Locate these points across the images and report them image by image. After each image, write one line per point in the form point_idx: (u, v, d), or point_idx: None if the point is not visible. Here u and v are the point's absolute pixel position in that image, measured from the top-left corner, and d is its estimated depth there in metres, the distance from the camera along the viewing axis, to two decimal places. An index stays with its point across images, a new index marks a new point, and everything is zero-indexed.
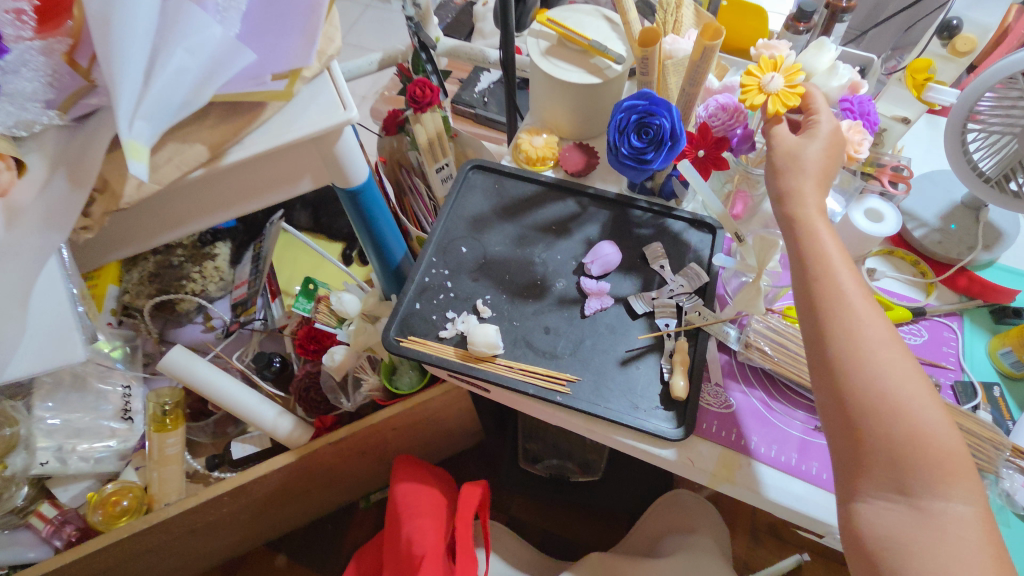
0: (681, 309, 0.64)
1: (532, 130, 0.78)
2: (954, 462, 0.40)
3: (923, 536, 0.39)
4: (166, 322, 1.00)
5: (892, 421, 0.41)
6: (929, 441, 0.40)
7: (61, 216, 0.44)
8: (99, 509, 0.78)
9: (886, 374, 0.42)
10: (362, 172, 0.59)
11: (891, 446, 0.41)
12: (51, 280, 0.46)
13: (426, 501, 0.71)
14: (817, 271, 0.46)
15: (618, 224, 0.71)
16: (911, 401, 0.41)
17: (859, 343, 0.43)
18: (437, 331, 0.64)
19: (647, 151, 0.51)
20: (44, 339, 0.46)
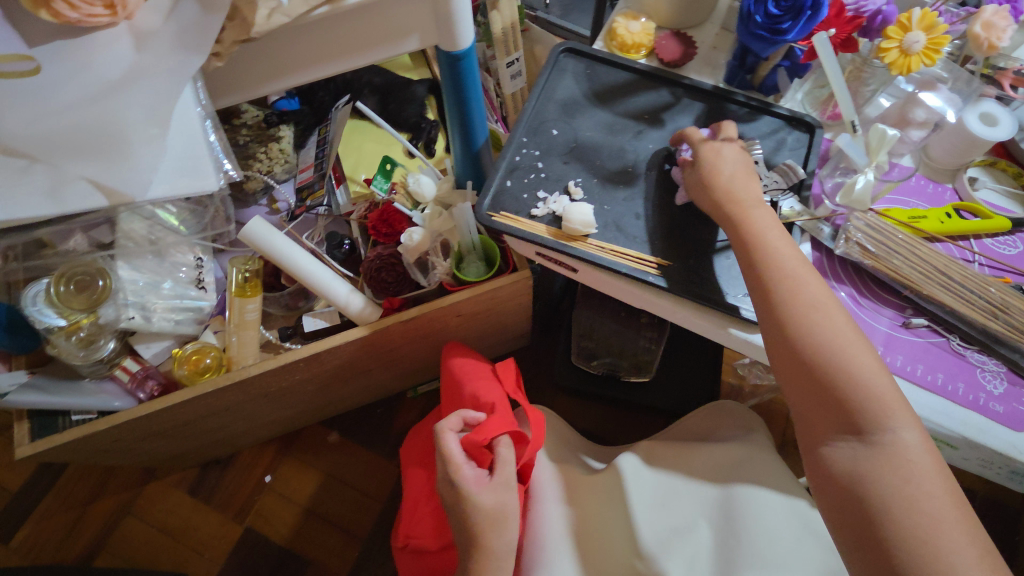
0: (775, 204, 0.63)
1: (628, 15, 0.74)
2: (891, 400, 0.46)
3: (875, 466, 0.45)
4: (232, 200, 1.00)
5: (858, 378, 0.47)
6: (870, 384, 0.47)
7: (196, 38, 0.46)
8: (184, 364, 0.83)
9: (840, 337, 0.49)
10: (469, 35, 0.57)
11: (853, 403, 0.47)
12: (185, 110, 0.51)
13: (483, 368, 0.77)
14: (767, 267, 0.52)
15: (713, 117, 0.69)
16: (851, 351, 0.48)
17: (810, 316, 0.50)
18: (528, 209, 0.64)
19: (783, 19, 0.52)
20: (179, 160, 0.52)
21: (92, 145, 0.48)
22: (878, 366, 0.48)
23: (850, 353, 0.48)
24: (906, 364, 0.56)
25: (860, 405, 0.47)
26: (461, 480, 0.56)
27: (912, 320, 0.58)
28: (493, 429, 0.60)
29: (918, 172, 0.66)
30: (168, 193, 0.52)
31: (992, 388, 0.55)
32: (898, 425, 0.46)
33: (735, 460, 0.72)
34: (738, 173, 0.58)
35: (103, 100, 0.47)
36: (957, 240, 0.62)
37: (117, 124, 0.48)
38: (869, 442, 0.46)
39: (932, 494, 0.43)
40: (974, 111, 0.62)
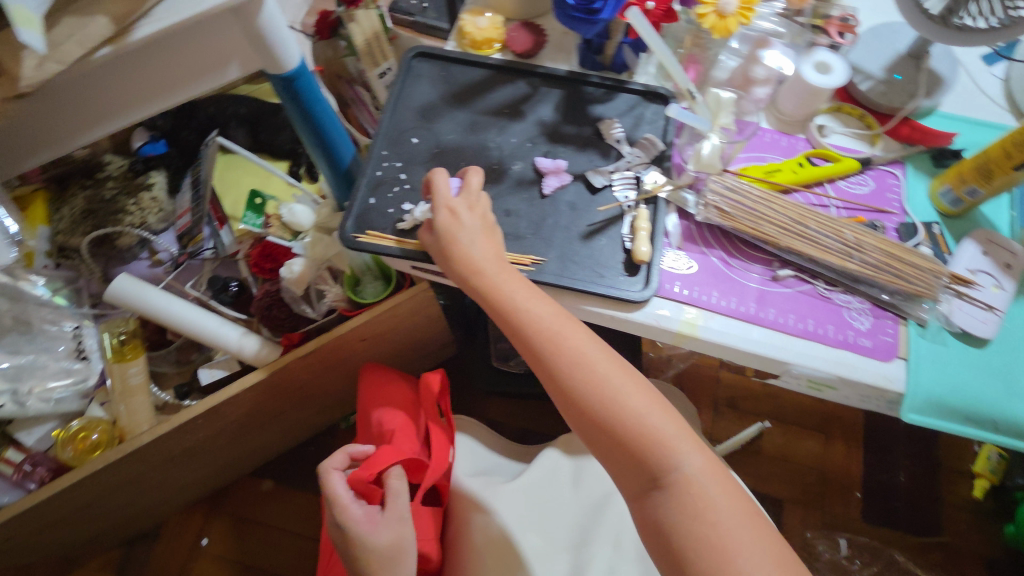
0: (639, 179, 0.64)
1: (475, 11, 0.73)
2: (668, 434, 0.47)
3: (680, 511, 0.45)
4: (109, 260, 0.94)
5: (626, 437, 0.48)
6: (647, 425, 0.48)
7: None
8: (69, 445, 0.77)
9: (621, 393, 0.48)
10: (295, 55, 0.54)
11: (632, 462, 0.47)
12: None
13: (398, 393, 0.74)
14: (527, 328, 0.51)
15: (571, 103, 0.69)
16: (624, 394, 0.49)
17: (577, 373, 0.49)
18: (396, 224, 0.62)
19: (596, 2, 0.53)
20: None
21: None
22: (658, 409, 0.49)
23: (614, 407, 0.48)
24: (779, 316, 0.58)
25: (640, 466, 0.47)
26: (346, 521, 0.55)
27: (779, 273, 0.59)
28: (380, 463, 0.59)
29: (769, 128, 0.68)
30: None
31: (859, 325, 0.57)
32: (683, 461, 0.46)
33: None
34: (475, 239, 0.55)
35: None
36: (813, 187, 0.64)
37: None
38: (669, 492, 0.46)
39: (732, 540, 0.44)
40: (808, 61, 0.63)
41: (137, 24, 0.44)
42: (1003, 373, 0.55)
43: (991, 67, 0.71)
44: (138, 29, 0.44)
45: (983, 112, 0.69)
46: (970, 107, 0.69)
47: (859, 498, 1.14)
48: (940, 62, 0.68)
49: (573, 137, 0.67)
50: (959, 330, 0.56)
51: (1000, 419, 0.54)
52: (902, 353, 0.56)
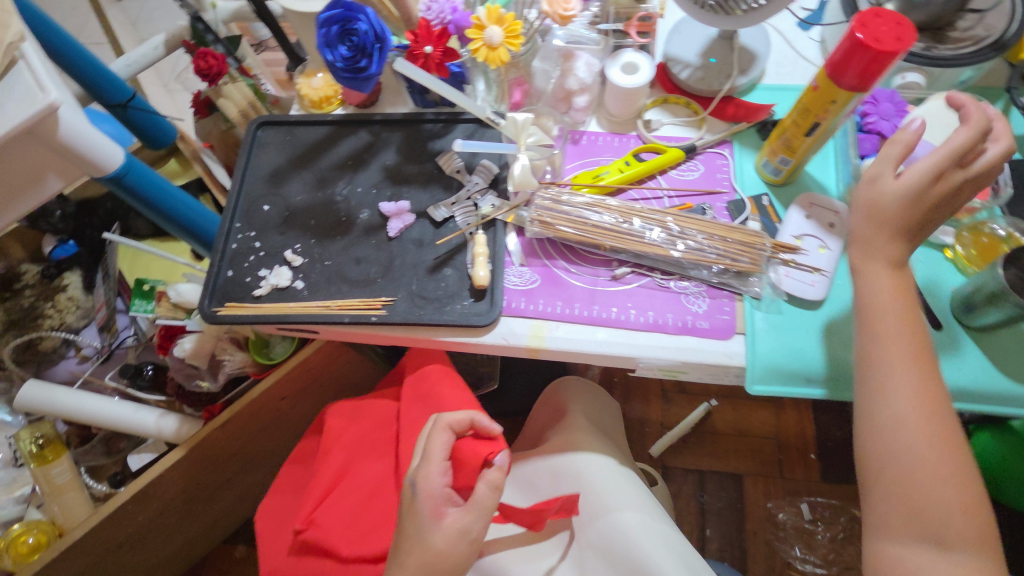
0: (477, 206, 0.66)
1: (309, 73, 0.77)
2: (952, 508, 0.47)
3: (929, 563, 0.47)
4: (39, 365, 0.96)
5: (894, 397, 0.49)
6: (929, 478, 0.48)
7: None
8: (8, 551, 0.79)
9: (906, 451, 0.48)
10: (111, 155, 0.57)
11: (896, 414, 0.49)
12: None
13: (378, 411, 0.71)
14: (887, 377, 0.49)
15: (411, 142, 0.72)
16: (913, 459, 0.48)
17: (888, 429, 0.49)
18: (252, 291, 0.65)
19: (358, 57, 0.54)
20: None
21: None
22: (925, 441, 0.48)
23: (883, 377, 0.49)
24: (619, 314, 0.60)
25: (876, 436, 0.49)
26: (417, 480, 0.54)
27: (616, 272, 0.61)
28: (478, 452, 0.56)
29: (603, 130, 0.70)
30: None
31: (696, 308, 0.59)
32: (954, 541, 0.47)
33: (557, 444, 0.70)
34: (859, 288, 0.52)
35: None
36: (646, 181, 0.66)
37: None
38: (948, 548, 0.46)
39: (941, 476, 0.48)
40: (615, 64, 0.67)
41: None
42: (838, 330, 0.57)
43: (806, 33, 0.74)
44: None
45: (803, 76, 0.71)
46: (789, 75, 0.71)
47: (816, 460, 1.13)
48: (752, 38, 0.70)
49: (416, 175, 0.70)
50: (790, 296, 0.58)
51: (838, 374, 0.55)
52: (739, 328, 0.58)
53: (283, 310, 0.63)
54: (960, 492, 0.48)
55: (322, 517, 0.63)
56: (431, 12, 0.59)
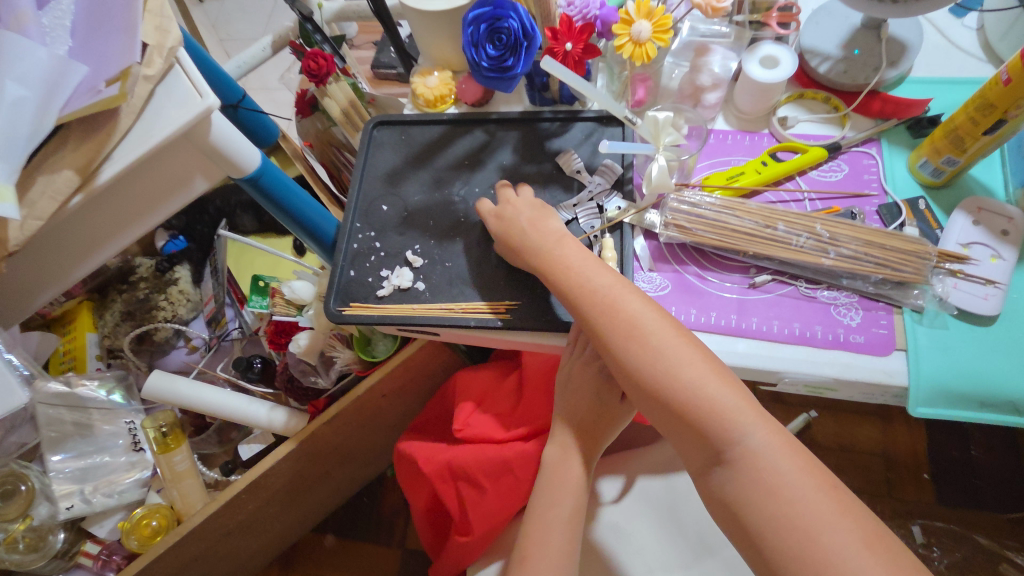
0: (601, 208, 0.64)
1: (424, 72, 0.76)
2: (728, 413, 0.44)
3: (758, 494, 0.42)
4: (152, 355, 1.01)
5: (680, 362, 0.46)
6: (722, 404, 0.44)
7: None
8: (133, 533, 0.84)
9: (697, 382, 0.45)
10: (252, 157, 0.59)
11: (705, 381, 0.45)
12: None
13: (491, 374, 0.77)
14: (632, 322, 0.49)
15: (528, 141, 0.70)
16: (688, 370, 0.46)
17: (646, 347, 0.48)
18: (375, 292, 0.65)
19: (506, 58, 0.55)
20: None
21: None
22: (718, 376, 0.45)
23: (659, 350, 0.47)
24: (762, 325, 0.56)
25: (681, 389, 0.46)
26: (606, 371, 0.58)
27: (756, 279, 0.58)
28: None
29: (732, 128, 0.67)
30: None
31: (849, 321, 0.55)
32: (741, 433, 0.43)
33: (661, 458, 0.70)
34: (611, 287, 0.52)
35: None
36: (783, 183, 0.62)
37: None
38: (729, 467, 0.43)
39: (755, 433, 0.43)
40: (753, 58, 0.63)
41: (101, 169, 0.49)
42: (1017, 350, 0.51)
43: (961, 19, 0.67)
44: (101, 174, 0.48)
45: (960, 67, 0.65)
46: (943, 67, 0.65)
47: (929, 480, 1.05)
48: (902, 27, 0.65)
49: (534, 176, 0.69)
50: (957, 310, 0.53)
51: (1020, 400, 0.50)
52: (901, 344, 0.53)
53: (409, 310, 0.63)
54: (776, 437, 0.43)
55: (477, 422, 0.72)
56: (572, 8, 0.59)
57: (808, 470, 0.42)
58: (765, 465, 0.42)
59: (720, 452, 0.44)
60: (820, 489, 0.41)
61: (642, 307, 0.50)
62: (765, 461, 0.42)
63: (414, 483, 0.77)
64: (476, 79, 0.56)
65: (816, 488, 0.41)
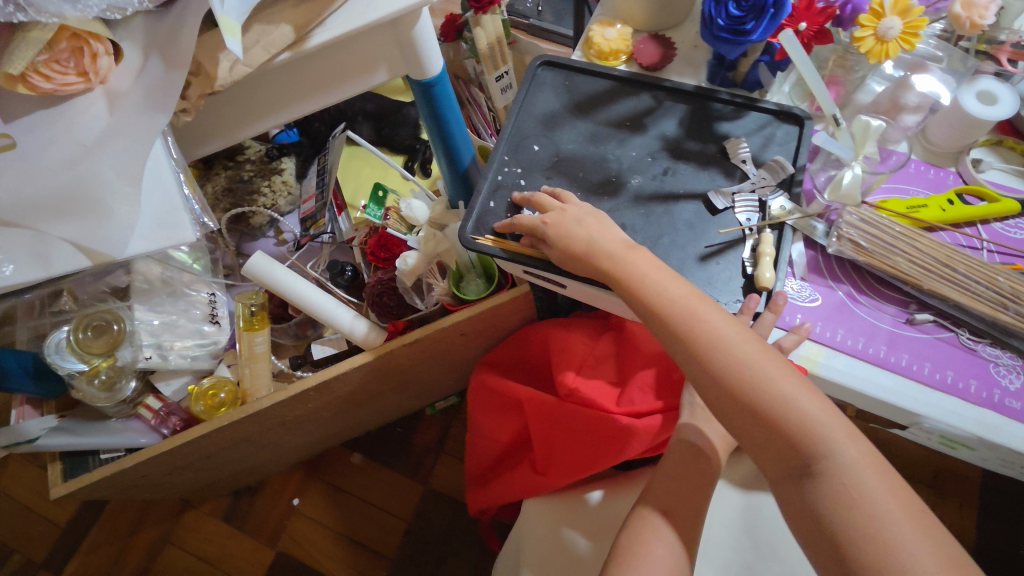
0: (764, 204, 0.61)
1: (604, 21, 0.74)
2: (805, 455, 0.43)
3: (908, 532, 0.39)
4: (242, 236, 1.03)
5: (775, 379, 0.45)
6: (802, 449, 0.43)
7: (160, 96, 0.47)
8: (200, 400, 0.86)
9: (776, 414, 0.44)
10: (436, 63, 0.57)
11: (793, 387, 0.44)
12: (157, 165, 0.53)
13: (584, 345, 0.73)
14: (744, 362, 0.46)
15: (696, 117, 0.68)
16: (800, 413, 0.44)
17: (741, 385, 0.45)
18: (513, 229, 0.64)
19: (746, 20, 0.50)
20: (152, 219, 0.52)
21: (70, 208, 0.49)
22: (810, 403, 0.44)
23: (745, 360, 0.46)
24: (912, 363, 0.54)
25: (772, 397, 0.44)
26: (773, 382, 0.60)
27: (916, 316, 0.55)
28: None
29: (916, 158, 0.63)
30: (149, 247, 0.51)
31: (1006, 384, 0.52)
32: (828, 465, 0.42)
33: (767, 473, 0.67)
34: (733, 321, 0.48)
35: (82, 160, 0.48)
36: (962, 227, 0.59)
37: (92, 186, 0.48)
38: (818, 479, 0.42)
39: (850, 445, 0.42)
40: (970, 90, 0.59)
41: (312, 33, 0.48)
42: None
43: None
44: (311, 37, 0.48)
45: None
46: None
47: None
48: None
49: (696, 154, 0.66)
50: None
51: None
52: None
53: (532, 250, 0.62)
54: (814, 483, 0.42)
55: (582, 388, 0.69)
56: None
57: (901, 484, 0.41)
58: (853, 481, 0.41)
59: (807, 462, 0.43)
60: (921, 519, 0.39)
61: (747, 337, 0.47)
62: (865, 478, 0.41)
63: (497, 413, 0.78)
64: (705, 36, 0.53)
65: (912, 511, 0.39)
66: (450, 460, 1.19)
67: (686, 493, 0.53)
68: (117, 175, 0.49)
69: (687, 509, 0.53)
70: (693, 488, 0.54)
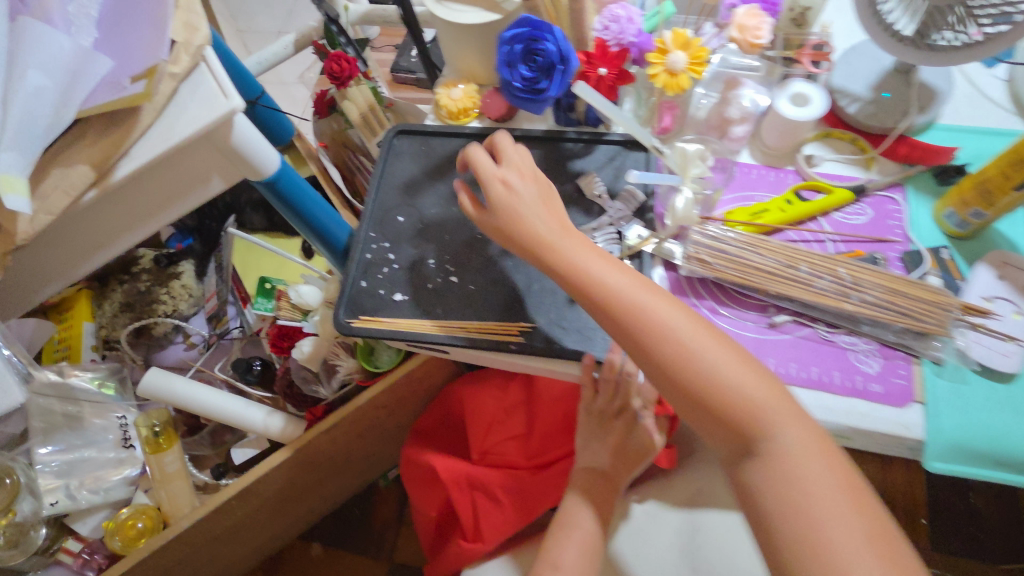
0: (621, 235, 0.63)
1: (449, 83, 0.76)
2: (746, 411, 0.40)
3: (799, 514, 0.37)
4: (149, 347, 1.01)
5: (722, 370, 0.41)
6: (731, 389, 0.41)
7: None
8: (117, 534, 0.82)
9: (724, 371, 0.41)
10: (269, 160, 0.57)
11: (747, 379, 0.41)
12: None
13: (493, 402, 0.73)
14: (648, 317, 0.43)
15: (549, 161, 0.69)
16: (724, 370, 0.41)
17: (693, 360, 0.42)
18: (386, 305, 0.64)
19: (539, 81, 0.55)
20: None
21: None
22: (738, 361, 0.42)
23: (702, 359, 0.42)
24: (781, 366, 0.54)
25: (692, 359, 0.42)
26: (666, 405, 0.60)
27: (776, 319, 0.57)
28: None
29: (757, 163, 0.66)
30: None
31: (868, 369, 0.53)
32: (775, 429, 0.40)
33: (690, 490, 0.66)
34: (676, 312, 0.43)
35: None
36: (807, 223, 0.61)
37: None
38: (761, 460, 0.40)
39: (792, 427, 0.40)
40: (784, 95, 0.62)
41: (117, 165, 0.47)
42: None
43: (990, 70, 0.67)
44: (117, 170, 0.47)
45: (988, 119, 0.65)
46: (970, 116, 0.65)
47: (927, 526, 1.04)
48: (933, 74, 0.64)
49: None
50: (981, 366, 0.53)
51: None
52: (919, 397, 0.52)
53: (493, 327, 0.61)
54: (813, 440, 0.40)
55: (494, 448, 0.72)
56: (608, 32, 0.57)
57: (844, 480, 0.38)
58: (795, 465, 0.39)
59: (750, 436, 0.40)
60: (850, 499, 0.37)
61: (717, 341, 0.42)
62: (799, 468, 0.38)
63: (423, 486, 0.76)
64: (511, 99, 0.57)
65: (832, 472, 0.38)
66: (410, 528, 1.17)
67: (587, 539, 0.56)
68: None
69: (587, 555, 0.56)
70: (596, 531, 0.57)
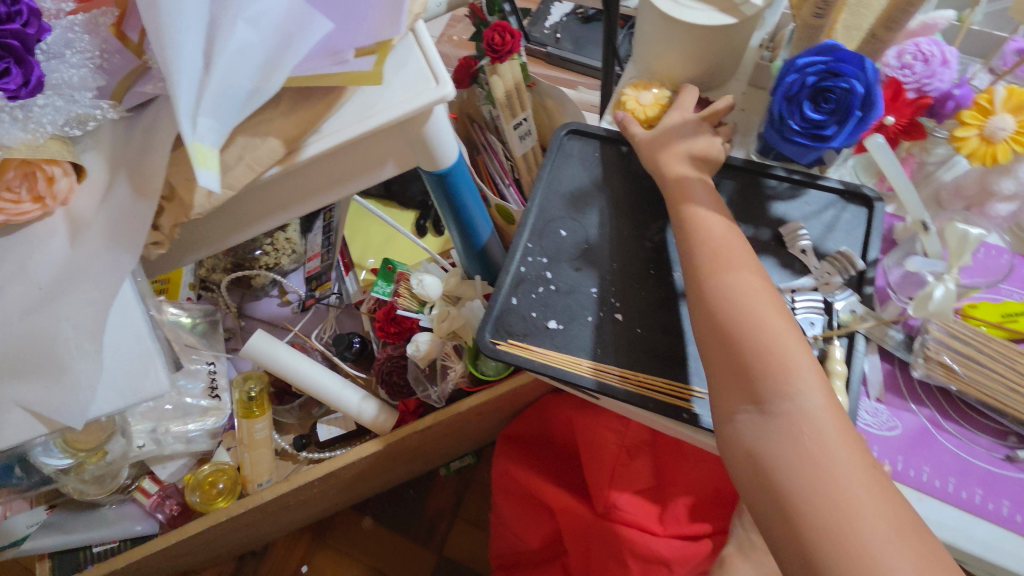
0: (830, 306, 0.52)
1: (637, 84, 0.63)
2: (793, 383, 0.41)
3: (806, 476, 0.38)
4: (244, 295, 0.98)
5: (778, 335, 0.42)
6: (793, 373, 0.41)
7: (127, 234, 0.42)
8: (197, 490, 0.80)
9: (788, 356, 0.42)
10: (452, 153, 0.50)
11: (793, 347, 0.42)
12: (126, 309, 0.45)
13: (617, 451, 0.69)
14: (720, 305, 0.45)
15: (749, 197, 0.58)
16: (788, 348, 0.42)
17: (746, 328, 0.43)
18: (538, 332, 0.56)
19: (826, 124, 0.46)
20: (120, 372, 0.43)
21: (29, 365, 0.41)
22: (804, 348, 0.42)
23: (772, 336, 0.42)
24: (1016, 514, 0.45)
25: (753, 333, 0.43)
26: None
27: (1018, 453, 0.47)
28: None
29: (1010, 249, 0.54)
30: (115, 404, 0.42)
31: None
32: (798, 393, 0.40)
33: None
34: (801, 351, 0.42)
35: (36, 310, 0.41)
36: None
37: (45, 341, 0.41)
38: (769, 419, 0.40)
39: (817, 398, 0.40)
40: None
41: (308, 142, 0.42)
42: None
43: None
44: (307, 148, 0.42)
45: None
46: None
47: None
48: None
49: (748, 240, 0.56)
50: None
51: None
52: None
53: (661, 384, 0.53)
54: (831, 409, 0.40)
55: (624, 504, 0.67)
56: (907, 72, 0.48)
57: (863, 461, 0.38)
58: (811, 430, 0.39)
59: (766, 405, 0.41)
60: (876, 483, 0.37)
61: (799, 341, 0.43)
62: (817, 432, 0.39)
63: (528, 514, 0.75)
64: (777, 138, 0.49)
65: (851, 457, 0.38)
66: (466, 524, 1.12)
67: None
68: (75, 326, 0.41)
69: None
70: None
